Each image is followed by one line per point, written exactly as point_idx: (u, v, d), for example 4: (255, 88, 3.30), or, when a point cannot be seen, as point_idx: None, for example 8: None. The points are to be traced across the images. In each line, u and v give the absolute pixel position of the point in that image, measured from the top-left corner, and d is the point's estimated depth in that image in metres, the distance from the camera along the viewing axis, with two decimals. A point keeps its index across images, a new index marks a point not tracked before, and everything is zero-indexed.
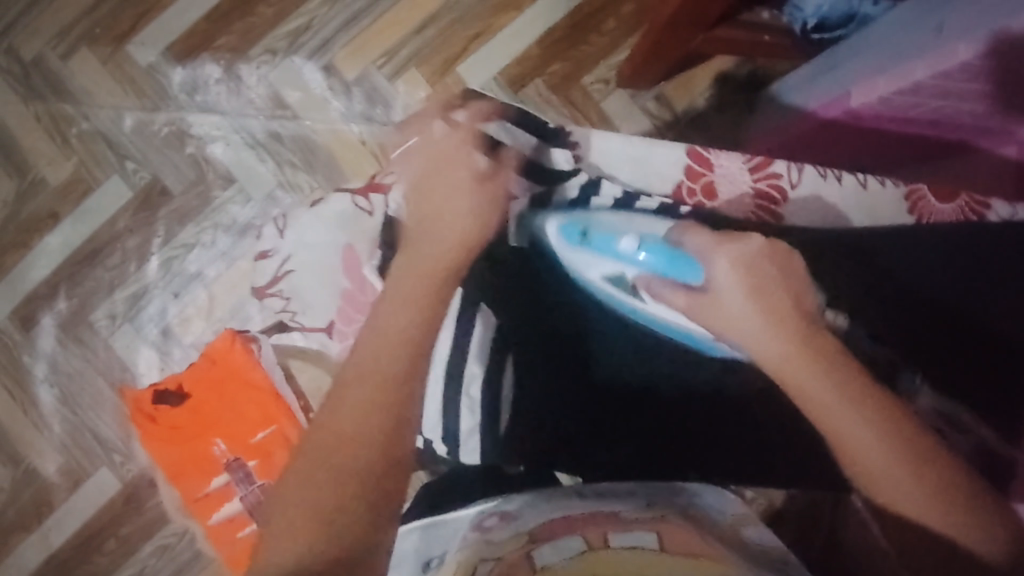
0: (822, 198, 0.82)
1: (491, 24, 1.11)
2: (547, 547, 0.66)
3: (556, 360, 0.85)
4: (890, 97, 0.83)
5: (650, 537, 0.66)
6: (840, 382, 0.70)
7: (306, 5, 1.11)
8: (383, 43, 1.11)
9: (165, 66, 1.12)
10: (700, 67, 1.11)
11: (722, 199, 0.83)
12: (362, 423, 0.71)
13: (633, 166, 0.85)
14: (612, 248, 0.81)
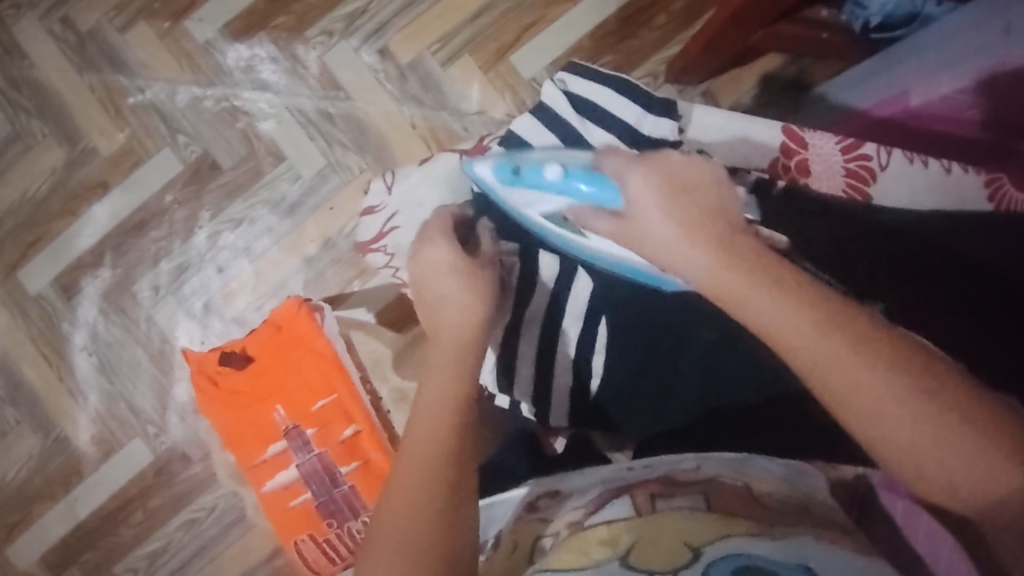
0: (911, 179, 0.81)
1: (545, 16, 1.13)
2: (600, 512, 0.68)
3: (640, 328, 0.84)
4: (952, 94, 0.86)
5: (698, 499, 0.67)
6: (777, 285, 0.59)
7: None
8: (439, 29, 1.12)
9: (221, 43, 1.12)
10: (747, 66, 1.14)
11: (815, 176, 0.83)
12: (450, 398, 0.71)
13: (731, 144, 0.85)
14: (541, 182, 0.74)
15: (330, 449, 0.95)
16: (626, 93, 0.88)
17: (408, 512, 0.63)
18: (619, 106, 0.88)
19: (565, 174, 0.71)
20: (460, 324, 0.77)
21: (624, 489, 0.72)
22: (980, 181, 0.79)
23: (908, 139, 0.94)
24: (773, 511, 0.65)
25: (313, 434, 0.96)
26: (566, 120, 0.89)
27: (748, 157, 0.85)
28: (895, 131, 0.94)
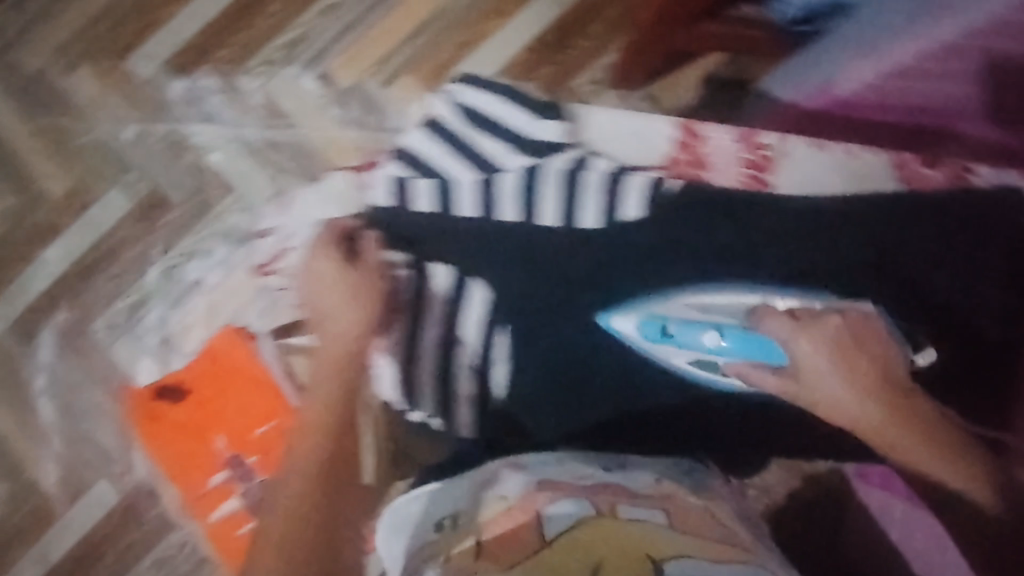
0: (807, 164, 0.93)
1: (482, 31, 1.14)
2: (555, 511, 0.70)
3: (553, 336, 0.90)
4: (880, 82, 0.81)
5: (655, 514, 0.70)
6: (921, 424, 0.73)
7: (302, 16, 1.12)
8: (377, 51, 1.13)
9: (166, 79, 1.12)
10: (685, 67, 1.15)
11: (712, 168, 0.96)
12: (332, 407, 0.83)
13: (626, 143, 1.00)
14: (691, 337, 0.82)
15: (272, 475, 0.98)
16: (513, 102, 1.00)
17: (286, 520, 0.75)
18: (508, 113, 0.99)
19: (726, 341, 0.80)
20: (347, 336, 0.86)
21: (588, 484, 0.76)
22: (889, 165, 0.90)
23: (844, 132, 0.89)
24: (714, 526, 0.71)
25: (254, 460, 0.99)
26: (450, 128, 0.99)
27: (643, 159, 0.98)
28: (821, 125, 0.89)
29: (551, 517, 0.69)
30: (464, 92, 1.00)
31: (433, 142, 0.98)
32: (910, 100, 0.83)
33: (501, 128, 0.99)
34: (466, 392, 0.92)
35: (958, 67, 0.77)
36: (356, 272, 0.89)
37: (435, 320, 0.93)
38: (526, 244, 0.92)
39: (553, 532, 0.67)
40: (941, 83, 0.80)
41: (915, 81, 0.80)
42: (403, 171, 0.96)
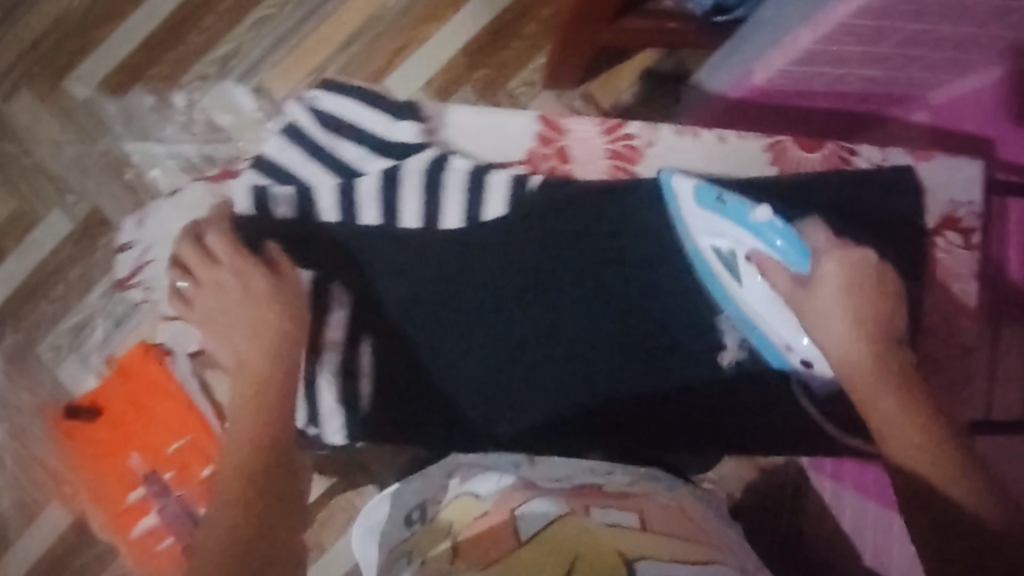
0: (673, 153, 0.85)
1: (416, 36, 1.13)
2: (529, 511, 0.67)
3: (467, 325, 0.83)
4: (787, 69, 0.87)
5: (630, 515, 0.67)
6: (910, 404, 0.66)
7: (233, 31, 1.12)
8: (310, 61, 1.12)
9: (102, 99, 1.13)
10: (623, 64, 1.13)
11: (578, 162, 0.84)
12: (264, 426, 0.71)
13: (484, 138, 0.85)
14: (747, 218, 0.75)
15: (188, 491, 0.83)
16: (371, 101, 0.85)
17: (219, 554, 0.63)
18: (365, 116, 0.85)
19: (775, 226, 0.74)
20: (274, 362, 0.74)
21: (562, 488, 0.72)
22: (762, 146, 0.85)
23: (778, 118, 1.01)
24: (691, 531, 0.68)
25: (169, 478, 0.84)
26: (315, 138, 0.85)
27: (504, 155, 0.85)
28: (754, 109, 0.98)
29: (526, 514, 0.66)
30: (324, 98, 0.86)
31: (292, 146, 0.84)
32: (840, 80, 0.92)
33: (362, 134, 0.85)
34: (331, 405, 0.81)
35: (870, 48, 0.84)
36: (261, 290, 0.76)
37: (338, 321, 0.82)
38: (460, 243, 0.84)
39: (529, 534, 0.64)
40: (850, 66, 0.88)
41: (820, 66, 0.87)
42: (264, 180, 0.83)
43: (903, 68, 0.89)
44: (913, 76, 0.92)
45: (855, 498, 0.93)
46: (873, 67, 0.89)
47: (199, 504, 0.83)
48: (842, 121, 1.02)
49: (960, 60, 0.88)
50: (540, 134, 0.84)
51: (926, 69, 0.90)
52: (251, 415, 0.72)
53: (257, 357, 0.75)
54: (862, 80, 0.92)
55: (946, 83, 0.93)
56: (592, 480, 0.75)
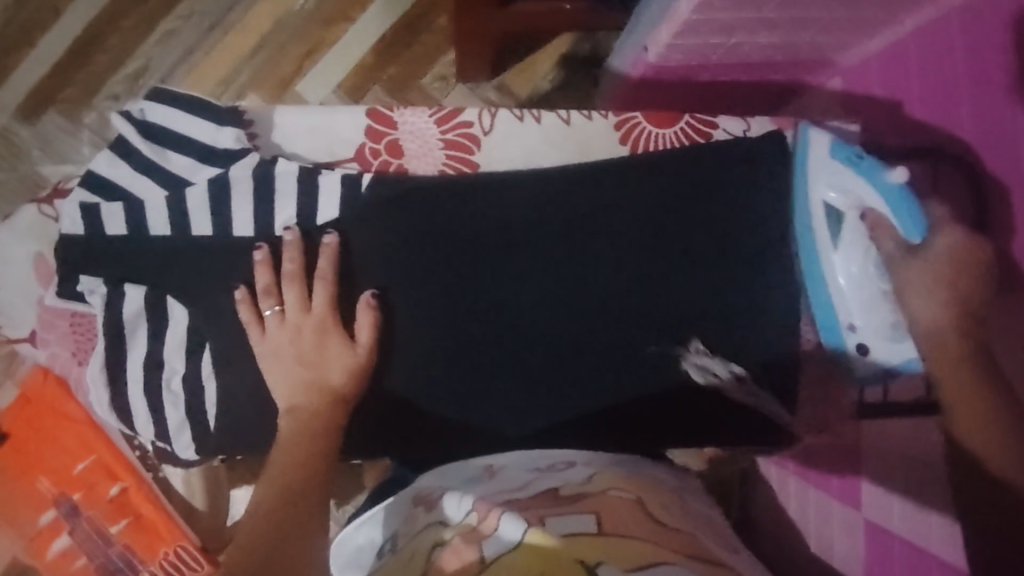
0: (521, 141, 0.69)
1: (325, 38, 1.11)
2: (491, 537, 0.51)
3: (467, 309, 0.65)
4: (675, 43, 0.79)
5: (587, 521, 0.51)
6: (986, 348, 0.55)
7: (141, 47, 1.11)
8: (221, 71, 1.11)
9: (17, 125, 1.11)
10: (537, 52, 1.11)
11: (410, 157, 0.68)
12: (311, 414, 0.61)
13: (310, 137, 0.68)
14: (873, 177, 0.59)
15: (97, 511, 0.85)
16: (191, 108, 0.67)
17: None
18: (194, 127, 0.67)
19: (902, 195, 0.57)
20: (304, 410, 0.61)
21: (515, 499, 0.56)
22: (614, 125, 0.69)
23: (686, 100, 0.92)
24: (670, 536, 0.52)
25: (79, 499, 0.84)
26: (137, 145, 0.67)
27: (331, 156, 0.68)
28: (661, 88, 0.89)
29: (491, 536, 0.51)
30: (152, 109, 0.68)
31: (118, 160, 0.67)
32: (735, 50, 0.82)
33: (186, 143, 0.67)
34: (178, 419, 0.65)
35: (758, 13, 0.74)
36: (314, 321, 0.63)
37: (297, 334, 0.62)
38: (383, 210, 0.65)
39: (493, 556, 0.49)
40: (741, 32, 0.78)
41: (709, 37, 0.78)
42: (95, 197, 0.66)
43: (801, 45, 0.82)
44: (818, 40, 0.82)
45: (800, 483, 0.82)
46: (767, 34, 0.79)
47: (111, 523, 0.85)
48: (759, 95, 0.91)
49: (862, 18, 0.77)
50: (369, 130, 0.68)
51: (826, 32, 0.80)
52: (287, 431, 0.60)
53: (326, 375, 0.62)
54: (760, 48, 0.82)
55: (852, 44, 0.83)
56: (552, 485, 0.58)
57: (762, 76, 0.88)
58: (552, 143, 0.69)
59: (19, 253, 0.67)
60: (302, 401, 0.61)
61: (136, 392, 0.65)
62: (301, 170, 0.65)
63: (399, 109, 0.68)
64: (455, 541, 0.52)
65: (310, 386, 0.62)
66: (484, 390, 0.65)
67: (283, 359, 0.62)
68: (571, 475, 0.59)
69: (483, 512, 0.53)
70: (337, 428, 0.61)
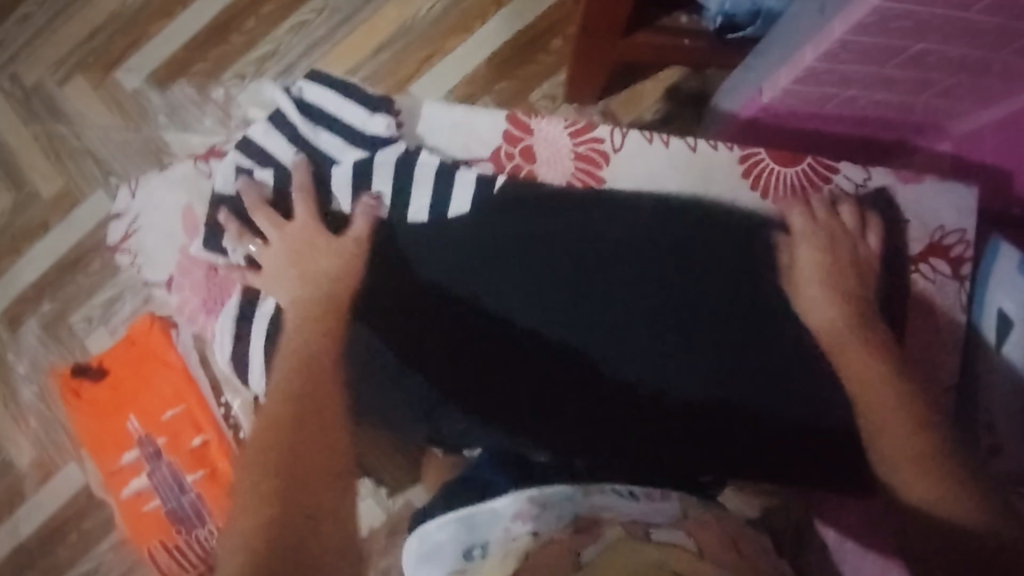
0: (647, 161, 0.72)
1: (444, 46, 1.16)
2: (591, 545, 0.54)
3: (587, 318, 0.69)
4: (793, 88, 0.81)
5: (685, 538, 0.56)
6: None
7: (273, 33, 1.17)
8: (343, 65, 1.17)
9: (149, 90, 1.17)
10: (646, 83, 1.14)
11: (542, 164, 0.72)
12: (323, 346, 0.67)
13: (452, 133, 0.73)
14: None
15: (178, 457, 0.89)
16: (348, 94, 0.74)
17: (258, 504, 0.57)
18: (347, 112, 0.74)
19: None
20: (302, 319, 0.67)
21: (606, 516, 0.59)
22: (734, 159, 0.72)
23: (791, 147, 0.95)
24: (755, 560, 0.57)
25: (162, 444, 0.89)
26: (296, 124, 0.74)
27: (469, 151, 0.73)
28: (768, 132, 0.93)
29: (591, 544, 0.54)
30: (312, 92, 0.75)
31: (271, 135, 0.73)
32: (850, 102, 0.84)
33: (338, 125, 0.73)
34: None
35: (882, 69, 0.76)
36: (301, 227, 0.70)
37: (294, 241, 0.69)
38: (519, 210, 0.70)
39: (586, 556, 0.53)
40: (860, 86, 0.80)
41: (828, 87, 0.81)
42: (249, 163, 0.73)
43: (913, 107, 0.84)
44: (934, 102, 0.83)
45: None
46: (883, 92, 0.81)
47: (188, 472, 0.89)
48: (864, 149, 0.93)
49: (981, 88, 0.79)
50: (508, 134, 0.73)
51: (943, 96, 0.81)
52: (304, 347, 0.66)
53: (314, 270, 0.69)
54: (877, 104, 0.84)
55: (968, 112, 0.84)
56: (643, 516, 0.59)
57: (870, 132, 0.90)
58: (676, 168, 0.73)
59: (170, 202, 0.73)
60: (309, 319, 0.67)
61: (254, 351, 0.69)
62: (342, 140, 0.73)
63: (536, 117, 0.73)
64: (554, 537, 0.57)
65: (314, 279, 0.69)
66: (593, 396, 0.69)
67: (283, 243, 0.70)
68: (663, 507, 0.61)
69: (583, 520, 0.58)
70: (331, 334, 0.67)
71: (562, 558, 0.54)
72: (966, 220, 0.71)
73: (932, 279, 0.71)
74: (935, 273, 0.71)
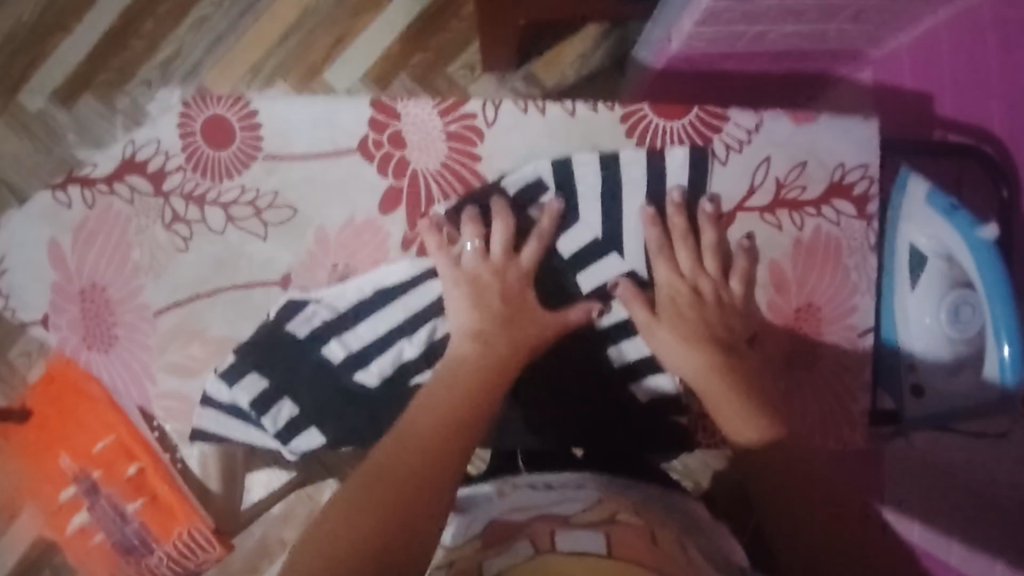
0: (526, 134, 0.67)
1: (353, 27, 1.04)
2: (493, 560, 0.50)
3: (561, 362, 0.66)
4: (697, 32, 0.76)
5: (596, 541, 0.50)
6: None
7: (174, 32, 1.05)
8: (249, 59, 1.05)
9: (53, 109, 1.05)
10: (565, 39, 1.04)
11: (414, 153, 0.65)
12: (473, 391, 0.56)
13: (315, 129, 0.65)
14: (971, 234, 0.62)
15: (115, 488, 0.80)
16: (310, 104, 0.65)
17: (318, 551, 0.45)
18: (299, 124, 0.65)
19: (977, 252, 0.61)
20: (459, 358, 0.59)
21: (511, 525, 0.54)
22: (619, 118, 0.67)
23: (707, 90, 0.90)
24: (673, 560, 0.50)
25: (98, 477, 0.81)
26: (232, 140, 0.65)
27: (336, 143, 0.65)
28: (684, 80, 0.88)
29: (491, 562, 0.50)
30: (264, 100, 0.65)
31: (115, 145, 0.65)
32: (760, 39, 0.80)
33: (288, 141, 0.65)
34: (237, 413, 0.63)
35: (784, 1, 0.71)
36: (486, 265, 0.63)
37: (201, 256, 0.65)
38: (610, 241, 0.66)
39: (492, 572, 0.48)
40: (766, 20, 0.76)
41: (733, 26, 0.76)
42: (194, 181, 0.65)
43: (830, 35, 0.80)
44: (846, 28, 0.79)
45: None
46: (790, 23, 0.77)
47: (127, 502, 0.80)
48: (783, 83, 0.90)
49: (889, 9, 0.75)
50: (372, 121, 0.65)
51: (856, 22, 0.77)
52: (465, 397, 0.55)
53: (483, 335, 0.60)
54: (786, 36, 0.80)
55: (887, 36, 0.82)
56: (552, 509, 0.56)
57: (788, 65, 0.86)
58: (556, 137, 0.67)
59: (33, 238, 0.64)
60: (462, 374, 0.57)
61: (176, 390, 0.64)
62: (182, 133, 0.64)
63: (403, 101, 0.66)
64: (460, 559, 0.53)
65: (500, 318, 0.61)
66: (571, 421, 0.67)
67: (461, 295, 0.62)
68: (579, 498, 0.57)
69: (493, 534, 0.54)
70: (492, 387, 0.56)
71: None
72: (866, 155, 0.68)
73: (837, 220, 0.67)
74: (840, 214, 0.67)
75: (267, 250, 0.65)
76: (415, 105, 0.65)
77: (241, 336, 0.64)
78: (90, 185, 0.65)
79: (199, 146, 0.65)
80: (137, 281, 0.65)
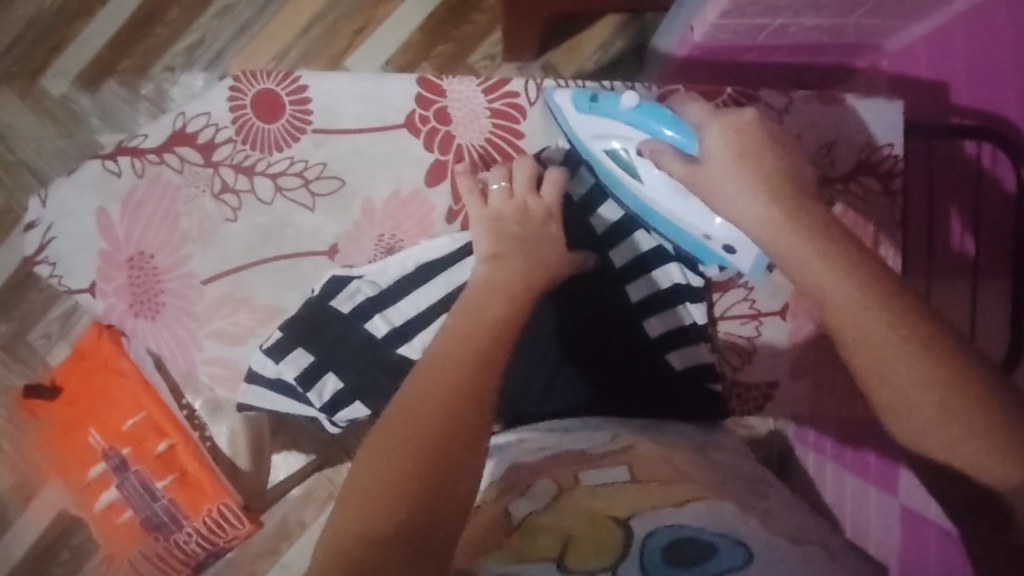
0: None
1: (376, 17, 1.05)
2: (522, 498, 0.51)
3: (593, 317, 0.66)
4: (721, 23, 0.77)
5: (621, 471, 0.52)
6: None
7: (197, 20, 1.04)
8: (274, 47, 1.04)
9: (76, 94, 1.03)
10: (584, 30, 1.06)
11: (460, 128, 0.67)
12: (499, 309, 0.56)
13: (363, 107, 0.67)
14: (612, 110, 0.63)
15: (144, 465, 0.80)
16: (360, 83, 0.67)
17: (368, 490, 0.43)
18: (348, 102, 0.67)
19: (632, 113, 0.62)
20: (482, 281, 0.59)
21: (537, 465, 0.56)
22: (655, 98, 0.69)
23: (727, 78, 0.92)
24: (703, 482, 0.52)
25: (127, 454, 0.81)
26: (281, 115, 0.66)
27: (384, 119, 0.67)
28: (705, 69, 0.89)
29: (517, 501, 0.51)
30: (314, 79, 0.66)
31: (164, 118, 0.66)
32: (781, 30, 0.81)
33: (338, 119, 0.67)
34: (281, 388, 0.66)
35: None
36: (505, 205, 0.64)
37: (250, 226, 0.67)
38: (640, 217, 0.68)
39: (520, 517, 0.50)
40: (787, 13, 0.76)
41: (758, 18, 0.77)
42: (242, 154, 0.66)
43: (848, 29, 0.82)
44: (864, 22, 0.80)
45: None
46: (807, 16, 0.77)
47: (157, 479, 0.81)
48: (801, 72, 0.92)
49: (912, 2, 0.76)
50: (419, 97, 0.67)
51: (876, 15, 0.78)
52: (494, 317, 0.55)
53: (502, 269, 0.60)
54: (806, 30, 0.81)
55: (899, 29, 0.84)
56: (571, 446, 0.58)
57: (807, 56, 0.88)
58: None
59: (81, 207, 0.67)
60: (487, 299, 0.57)
61: (221, 364, 0.67)
62: (232, 106, 0.66)
63: (448, 78, 0.67)
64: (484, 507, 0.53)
65: (521, 245, 0.62)
66: (601, 373, 0.66)
67: (482, 229, 0.64)
68: (596, 436, 0.59)
69: (513, 479, 0.55)
70: (522, 296, 0.58)
71: (498, 528, 0.50)
72: (893, 134, 0.70)
73: (864, 196, 0.70)
74: (865, 189, 0.70)
75: (316, 221, 0.67)
76: (463, 85, 0.67)
77: (288, 304, 0.67)
78: (137, 158, 0.66)
79: (249, 120, 0.66)
80: (184, 252, 0.67)
